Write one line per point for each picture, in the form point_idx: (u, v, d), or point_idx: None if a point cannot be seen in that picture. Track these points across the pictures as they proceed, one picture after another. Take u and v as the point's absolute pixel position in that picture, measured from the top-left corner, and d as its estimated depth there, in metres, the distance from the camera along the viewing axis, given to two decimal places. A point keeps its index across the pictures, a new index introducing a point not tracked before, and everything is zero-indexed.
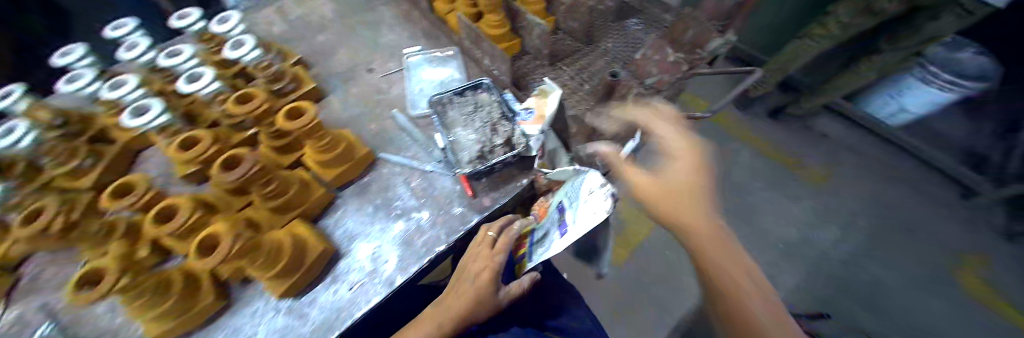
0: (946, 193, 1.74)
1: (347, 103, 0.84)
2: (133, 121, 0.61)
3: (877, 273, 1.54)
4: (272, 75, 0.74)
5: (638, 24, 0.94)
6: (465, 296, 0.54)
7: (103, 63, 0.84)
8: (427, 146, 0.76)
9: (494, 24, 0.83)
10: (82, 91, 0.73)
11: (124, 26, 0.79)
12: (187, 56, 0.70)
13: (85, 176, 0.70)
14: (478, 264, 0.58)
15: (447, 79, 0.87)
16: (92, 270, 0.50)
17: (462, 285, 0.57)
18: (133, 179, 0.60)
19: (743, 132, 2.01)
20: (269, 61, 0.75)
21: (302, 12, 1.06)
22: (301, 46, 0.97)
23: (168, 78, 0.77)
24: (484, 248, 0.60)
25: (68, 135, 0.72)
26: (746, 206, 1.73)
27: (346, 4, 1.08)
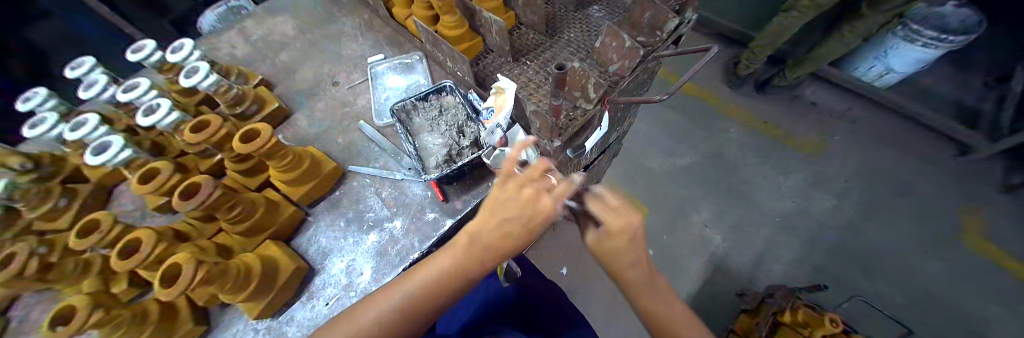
0: (939, 151, 1.73)
1: (313, 118, 0.84)
2: (94, 159, 0.61)
3: (875, 238, 1.55)
4: (234, 99, 0.74)
5: (600, 11, 0.94)
6: (513, 234, 0.48)
7: (68, 104, 0.84)
8: (396, 154, 0.75)
9: (451, 25, 0.82)
10: (47, 135, 0.73)
11: (82, 65, 0.79)
12: (145, 88, 0.70)
13: (61, 216, 0.71)
14: (544, 206, 0.45)
15: (411, 85, 0.87)
16: (67, 307, 0.47)
17: (508, 220, 0.47)
18: (98, 215, 0.58)
19: (730, 108, 2.00)
20: (229, 85, 0.73)
21: (263, 32, 1.05)
22: (266, 65, 0.97)
23: (131, 113, 0.79)
24: (547, 196, 0.45)
25: (43, 178, 0.73)
26: (739, 183, 1.73)
27: (308, 20, 1.07)
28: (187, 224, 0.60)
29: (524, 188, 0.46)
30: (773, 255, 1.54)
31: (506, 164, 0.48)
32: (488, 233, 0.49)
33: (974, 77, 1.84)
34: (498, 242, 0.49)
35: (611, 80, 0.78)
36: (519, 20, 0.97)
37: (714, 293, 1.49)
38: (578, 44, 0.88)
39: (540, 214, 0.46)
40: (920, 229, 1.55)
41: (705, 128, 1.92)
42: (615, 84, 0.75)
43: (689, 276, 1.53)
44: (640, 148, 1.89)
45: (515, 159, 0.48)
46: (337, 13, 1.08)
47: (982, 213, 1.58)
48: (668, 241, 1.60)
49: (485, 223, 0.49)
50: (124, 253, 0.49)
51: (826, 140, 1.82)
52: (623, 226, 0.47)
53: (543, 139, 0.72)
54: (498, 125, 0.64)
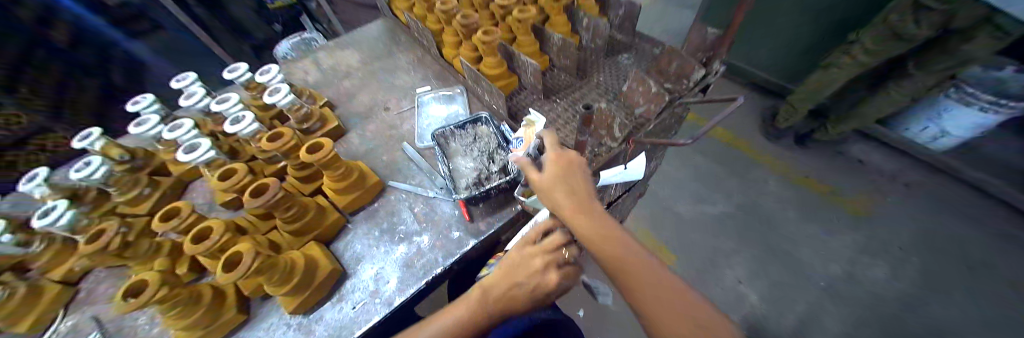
0: (1011, 223, 1.56)
1: (364, 137, 0.94)
2: (186, 156, 0.72)
3: (943, 317, 1.34)
4: (303, 116, 0.87)
5: (630, 59, 1.01)
6: (521, 297, 0.50)
7: (166, 109, 1.01)
8: (431, 174, 0.82)
9: (492, 65, 0.92)
10: (148, 133, 0.87)
11: (186, 79, 0.96)
12: (235, 101, 0.83)
13: (143, 203, 0.82)
14: (551, 277, 0.49)
15: (451, 114, 0.96)
16: (138, 282, 0.54)
17: (518, 284, 0.50)
18: (179, 205, 0.67)
19: (764, 159, 1.94)
20: (302, 104, 0.86)
21: (332, 63, 1.23)
22: (330, 90, 1.12)
23: (217, 120, 0.93)
24: (555, 271, 0.50)
25: (134, 168, 0.86)
26: (774, 237, 1.62)
27: (371, 54, 1.25)
28: (247, 220, 0.68)
29: (540, 260, 0.50)
30: (819, 325, 1.38)
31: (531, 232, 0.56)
32: (501, 288, 0.50)
33: None
34: (508, 301, 0.50)
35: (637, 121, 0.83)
36: (552, 63, 1.06)
37: None
38: (606, 87, 0.95)
39: (545, 286, 0.50)
40: (1005, 317, 1.33)
41: (737, 177, 1.86)
42: (640, 126, 0.78)
43: None
44: (667, 191, 1.85)
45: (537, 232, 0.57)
46: (396, 51, 1.25)
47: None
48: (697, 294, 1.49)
49: (496, 281, 0.51)
50: (197, 239, 0.57)
51: (875, 200, 1.69)
52: (559, 157, 0.53)
53: None
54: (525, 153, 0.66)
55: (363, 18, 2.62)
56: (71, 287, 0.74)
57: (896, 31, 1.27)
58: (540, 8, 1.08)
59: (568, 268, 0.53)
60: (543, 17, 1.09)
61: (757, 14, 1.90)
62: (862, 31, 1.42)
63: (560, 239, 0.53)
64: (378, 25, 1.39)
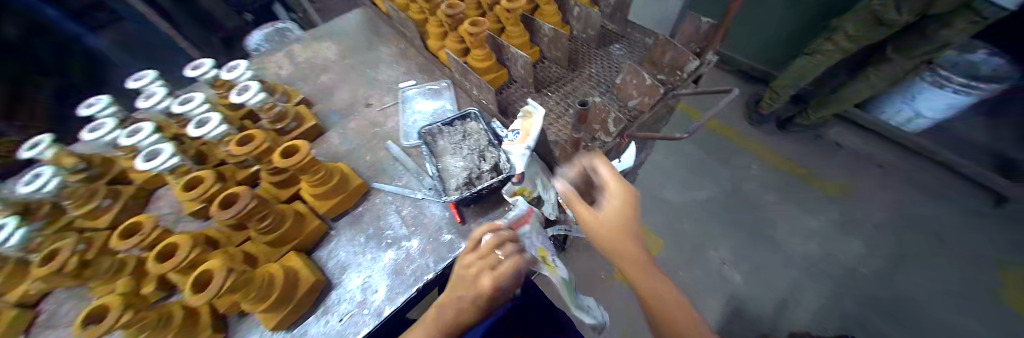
0: (976, 200, 1.65)
1: (346, 137, 0.89)
2: (144, 164, 0.65)
3: (909, 289, 1.43)
4: (276, 116, 0.81)
5: (622, 49, 0.98)
6: (463, 310, 0.49)
7: (123, 112, 0.92)
8: (419, 175, 0.78)
9: (480, 58, 0.88)
10: (101, 138, 0.79)
11: (144, 77, 0.87)
12: (200, 102, 0.77)
13: (103, 216, 0.75)
14: (482, 282, 0.48)
15: (438, 109, 0.91)
16: (99, 307, 0.49)
17: (461, 299, 0.49)
18: (140, 219, 0.62)
19: (750, 145, 1.97)
20: (274, 103, 0.81)
21: (307, 56, 1.15)
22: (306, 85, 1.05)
23: (181, 123, 0.85)
24: (486, 275, 0.48)
25: (90, 177, 0.78)
26: (760, 221, 1.67)
27: (350, 46, 1.17)
28: (218, 232, 0.63)
29: (471, 270, 0.50)
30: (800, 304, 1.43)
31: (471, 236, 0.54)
32: (450, 310, 0.50)
33: None
34: (460, 318, 0.50)
35: (630, 114, 0.82)
36: (543, 54, 1.03)
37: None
38: (598, 78, 0.92)
39: (484, 292, 0.49)
40: (971, 288, 1.41)
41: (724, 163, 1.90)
42: (635, 119, 0.78)
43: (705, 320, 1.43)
44: (656, 180, 1.87)
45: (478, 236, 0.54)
46: (377, 42, 1.18)
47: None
48: (687, 279, 1.53)
49: (441, 305, 0.51)
50: (161, 257, 0.52)
51: (854, 182, 1.76)
52: (615, 190, 0.51)
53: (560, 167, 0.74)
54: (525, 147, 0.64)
55: (341, 6, 2.48)
56: (29, 311, 0.68)
57: (878, 18, 1.29)
58: None
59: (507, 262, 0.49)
60: (532, 6, 1.05)
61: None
62: (845, 17, 1.43)
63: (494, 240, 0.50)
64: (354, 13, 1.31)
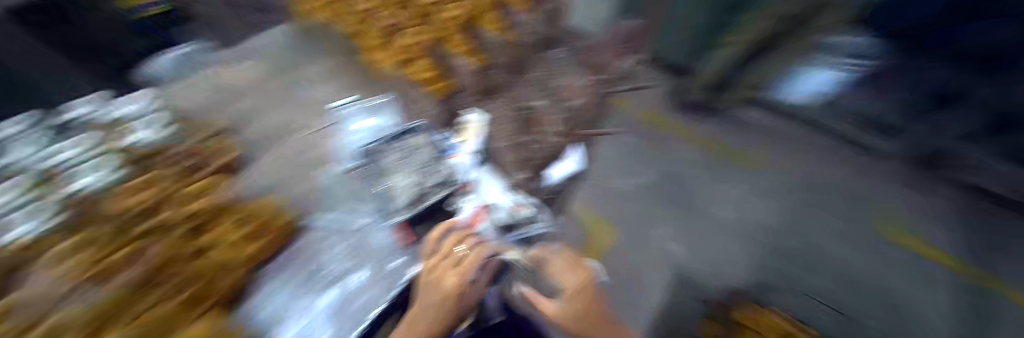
0: (847, 154, 2.06)
1: (274, 166, 0.76)
2: None
3: (813, 237, 1.79)
4: (177, 155, 0.65)
5: (565, 52, 0.95)
6: (432, 310, 0.61)
7: None
8: (362, 196, 0.75)
9: (423, 70, 0.93)
10: None
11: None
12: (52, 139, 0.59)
13: None
14: (449, 282, 0.63)
15: (377, 127, 0.85)
16: None
17: (428, 306, 0.61)
18: None
19: (685, 128, 2.16)
20: (171, 142, 0.67)
21: (207, 69, 0.96)
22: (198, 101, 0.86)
23: None
24: (451, 276, 0.63)
25: None
26: (692, 195, 1.92)
27: (264, 58, 1.02)
28: None
29: (436, 271, 0.64)
30: (727, 265, 1.70)
31: (427, 243, 0.69)
32: (423, 321, 0.60)
33: None
34: (431, 326, 0.60)
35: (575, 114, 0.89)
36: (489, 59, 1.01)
37: (685, 310, 1.54)
38: (546, 80, 0.92)
39: (448, 292, 0.62)
40: (852, 228, 1.83)
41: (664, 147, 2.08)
42: (577, 117, 0.87)
43: (657, 293, 1.60)
44: (610, 168, 1.93)
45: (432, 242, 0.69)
46: (301, 54, 1.06)
47: (890, 210, 1.88)
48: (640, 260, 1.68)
49: (410, 323, 0.60)
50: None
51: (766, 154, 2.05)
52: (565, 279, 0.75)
53: (514, 170, 0.83)
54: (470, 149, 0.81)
55: None
56: None
57: None
58: None
59: (462, 272, 0.65)
60: None
61: None
62: None
63: (454, 242, 0.69)
64: (257, 15, 1.12)
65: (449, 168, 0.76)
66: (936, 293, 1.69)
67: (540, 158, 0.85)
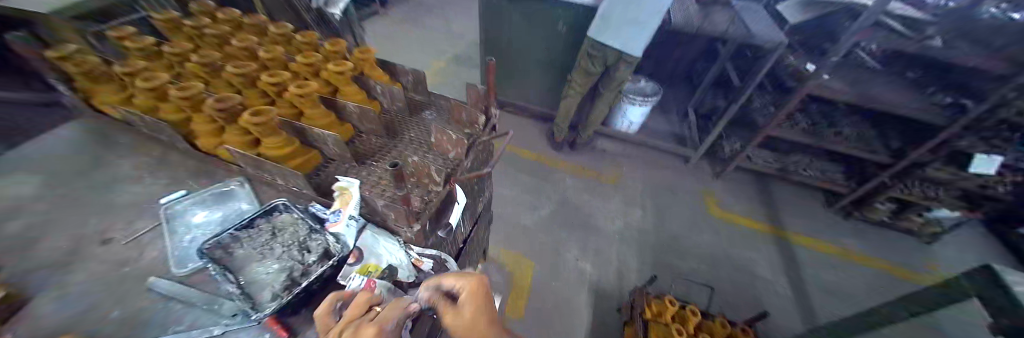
0: (674, 161, 2.81)
1: (69, 297, 0.64)
2: None
3: (674, 228, 2.26)
4: None
5: (432, 114, 1.16)
6: None
7: None
8: (213, 302, 0.62)
9: (278, 145, 0.82)
10: None
11: None
12: None
13: None
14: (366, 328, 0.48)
15: (231, 214, 0.79)
16: None
17: None
18: None
19: (559, 164, 2.63)
20: None
21: None
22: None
23: None
24: (367, 325, 0.49)
25: None
26: (583, 216, 2.24)
27: (65, 175, 0.92)
28: None
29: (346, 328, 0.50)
30: (624, 266, 1.99)
31: (319, 317, 0.56)
32: None
33: (670, 113, 3.16)
34: None
35: (452, 164, 0.96)
36: (358, 129, 1.07)
37: (607, 321, 1.73)
38: (417, 142, 1.03)
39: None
40: (695, 213, 2.40)
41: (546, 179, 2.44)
42: (455, 167, 0.94)
43: (580, 311, 1.75)
44: (509, 209, 2.22)
45: (331, 308, 0.57)
46: (128, 160, 0.97)
47: (714, 194, 2.58)
48: (555, 286, 1.84)
49: None
50: None
51: (619, 171, 2.64)
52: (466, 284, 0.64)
53: (401, 227, 0.73)
54: (350, 216, 0.70)
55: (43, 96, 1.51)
56: None
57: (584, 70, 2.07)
58: (323, 80, 1.10)
59: (381, 314, 0.54)
60: (331, 90, 1.10)
61: (519, 69, 2.73)
62: (574, 74, 2.27)
63: (362, 301, 0.56)
64: (115, 130, 1.08)
65: (326, 237, 0.70)
66: (766, 252, 2.22)
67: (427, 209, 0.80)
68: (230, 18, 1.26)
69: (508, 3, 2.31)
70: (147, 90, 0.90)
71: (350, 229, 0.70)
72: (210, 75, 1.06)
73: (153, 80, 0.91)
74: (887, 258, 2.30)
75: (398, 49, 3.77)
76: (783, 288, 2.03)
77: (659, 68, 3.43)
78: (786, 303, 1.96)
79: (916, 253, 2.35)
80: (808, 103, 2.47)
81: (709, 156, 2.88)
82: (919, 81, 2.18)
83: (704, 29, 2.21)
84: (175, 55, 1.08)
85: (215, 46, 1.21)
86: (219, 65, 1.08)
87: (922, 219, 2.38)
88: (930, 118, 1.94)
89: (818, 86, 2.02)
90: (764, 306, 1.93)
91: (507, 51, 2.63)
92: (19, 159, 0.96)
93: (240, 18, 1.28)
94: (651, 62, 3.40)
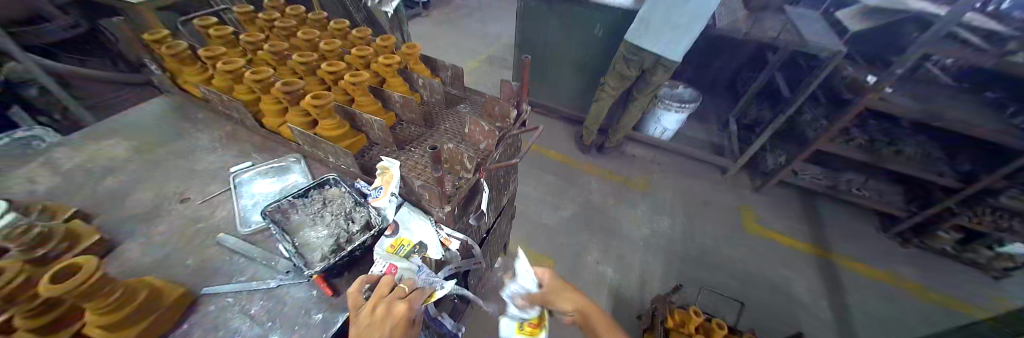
0: (709, 172, 2.68)
1: (153, 244, 0.74)
2: None
3: (703, 241, 2.16)
4: (38, 238, 0.61)
5: (467, 108, 1.20)
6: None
7: None
8: (269, 259, 0.69)
9: (331, 127, 0.90)
10: None
11: None
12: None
13: None
14: (399, 307, 0.55)
15: (287, 185, 0.88)
16: None
17: None
18: None
19: (586, 167, 2.60)
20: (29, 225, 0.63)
21: (78, 158, 0.98)
22: (86, 193, 0.87)
23: None
24: (399, 302, 0.56)
25: None
26: (609, 220, 2.20)
27: (150, 142, 1.06)
28: None
29: (377, 305, 0.55)
30: (648, 276, 1.92)
31: (352, 293, 0.59)
32: None
33: (708, 122, 3.02)
34: None
35: (484, 154, 0.99)
36: (399, 118, 1.14)
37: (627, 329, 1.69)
38: (453, 131, 1.08)
39: (399, 319, 0.54)
40: (729, 227, 2.27)
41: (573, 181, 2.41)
42: (487, 157, 0.96)
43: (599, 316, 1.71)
44: (531, 207, 2.23)
45: (359, 290, 0.60)
46: (201, 133, 1.09)
47: (751, 209, 2.43)
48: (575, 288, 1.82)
49: None
50: None
51: (647, 178, 2.57)
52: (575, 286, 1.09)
53: (434, 208, 0.77)
54: (391, 196, 0.73)
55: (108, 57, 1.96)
56: None
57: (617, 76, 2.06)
58: (372, 71, 1.18)
59: (409, 296, 0.60)
60: (378, 80, 1.18)
61: (551, 71, 2.74)
62: (607, 78, 2.24)
63: (388, 281, 0.60)
64: (192, 106, 1.22)
65: (369, 211, 0.76)
66: (806, 275, 2.05)
67: (458, 193, 0.83)
68: (296, 13, 1.39)
69: (545, 5, 2.33)
70: (227, 71, 1.02)
71: (393, 204, 0.73)
72: (277, 62, 1.18)
73: (232, 63, 1.03)
74: (950, 291, 2.05)
75: (434, 48, 3.90)
76: (825, 315, 1.87)
77: (700, 74, 3.29)
78: (826, 329, 1.81)
79: (989, 291, 2.07)
80: (866, 118, 2.26)
81: (748, 169, 2.72)
82: (1001, 100, 1.94)
83: (752, 34, 2.10)
84: (248, 43, 1.20)
85: (281, 37, 1.33)
86: (285, 54, 1.19)
87: (992, 252, 2.08)
88: (1009, 141, 1.72)
89: (878, 99, 1.85)
90: (801, 330, 1.78)
91: (540, 52, 2.65)
92: (109, 128, 1.10)
93: (305, 13, 1.41)
94: (691, 68, 3.28)
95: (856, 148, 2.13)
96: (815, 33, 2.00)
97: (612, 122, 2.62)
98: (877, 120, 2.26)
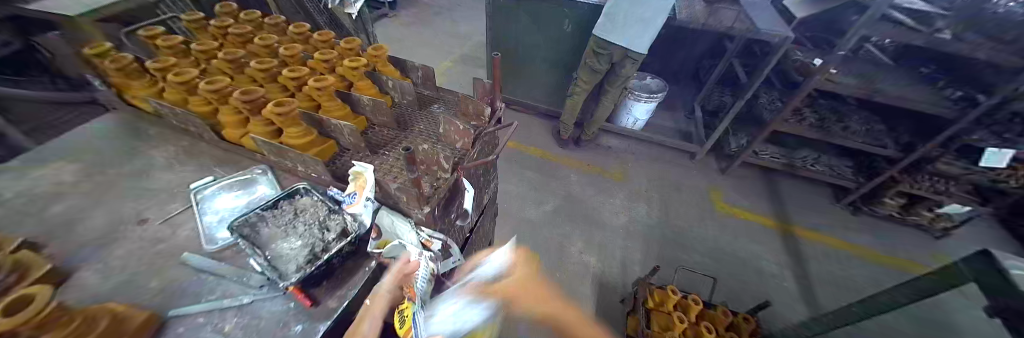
0: (681, 158, 2.81)
1: (110, 270, 0.70)
2: None
3: (678, 223, 2.28)
4: None
5: (442, 107, 1.21)
6: None
7: None
8: (240, 275, 0.67)
9: (296, 135, 0.88)
10: None
11: None
12: None
13: None
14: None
15: (255, 198, 0.85)
16: None
17: None
18: None
19: (565, 161, 2.66)
20: None
21: (17, 185, 0.91)
22: (29, 222, 0.81)
23: None
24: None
25: None
26: (589, 210, 2.28)
27: (100, 163, 1.00)
28: None
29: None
30: (629, 261, 2.00)
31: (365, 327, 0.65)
32: None
33: (677, 111, 3.15)
34: None
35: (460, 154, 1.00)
36: (371, 122, 1.12)
37: (612, 312, 1.76)
38: (427, 132, 1.08)
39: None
40: (702, 208, 2.41)
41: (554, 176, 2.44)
42: (463, 156, 0.97)
43: (586, 302, 1.77)
44: (513, 205, 2.25)
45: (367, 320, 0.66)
46: (155, 150, 1.03)
47: (720, 188, 2.58)
48: (561, 278, 1.87)
49: None
50: None
51: (624, 167, 2.66)
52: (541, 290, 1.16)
53: (413, 210, 0.78)
54: (367, 199, 0.74)
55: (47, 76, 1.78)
56: None
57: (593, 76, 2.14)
58: (338, 75, 1.16)
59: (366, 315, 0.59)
60: (345, 84, 1.16)
61: (525, 68, 2.76)
62: (579, 73, 2.29)
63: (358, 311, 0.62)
64: (145, 123, 1.15)
65: (345, 218, 0.75)
66: (773, 247, 2.21)
67: (439, 193, 0.84)
68: (252, 18, 1.34)
69: (514, 3, 2.36)
70: (180, 83, 0.98)
71: (367, 209, 0.74)
72: (235, 70, 1.13)
73: (185, 75, 0.99)
74: (895, 250, 2.28)
75: (405, 50, 3.84)
76: (790, 283, 2.02)
77: (666, 65, 3.43)
78: (791, 295, 1.95)
79: (928, 248, 2.31)
80: (817, 98, 2.45)
81: (716, 152, 2.87)
82: (930, 77, 2.14)
83: (711, 25, 2.22)
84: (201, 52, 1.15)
85: (237, 44, 1.28)
86: (243, 61, 1.14)
87: (933, 215, 2.33)
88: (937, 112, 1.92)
89: (825, 80, 2.01)
90: (770, 299, 1.92)
91: (513, 50, 2.67)
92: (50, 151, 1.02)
93: (261, 18, 1.36)
94: (658, 59, 3.41)
95: (810, 127, 2.30)
96: (767, 22, 2.13)
97: (587, 116, 2.69)
98: (826, 100, 2.45)
